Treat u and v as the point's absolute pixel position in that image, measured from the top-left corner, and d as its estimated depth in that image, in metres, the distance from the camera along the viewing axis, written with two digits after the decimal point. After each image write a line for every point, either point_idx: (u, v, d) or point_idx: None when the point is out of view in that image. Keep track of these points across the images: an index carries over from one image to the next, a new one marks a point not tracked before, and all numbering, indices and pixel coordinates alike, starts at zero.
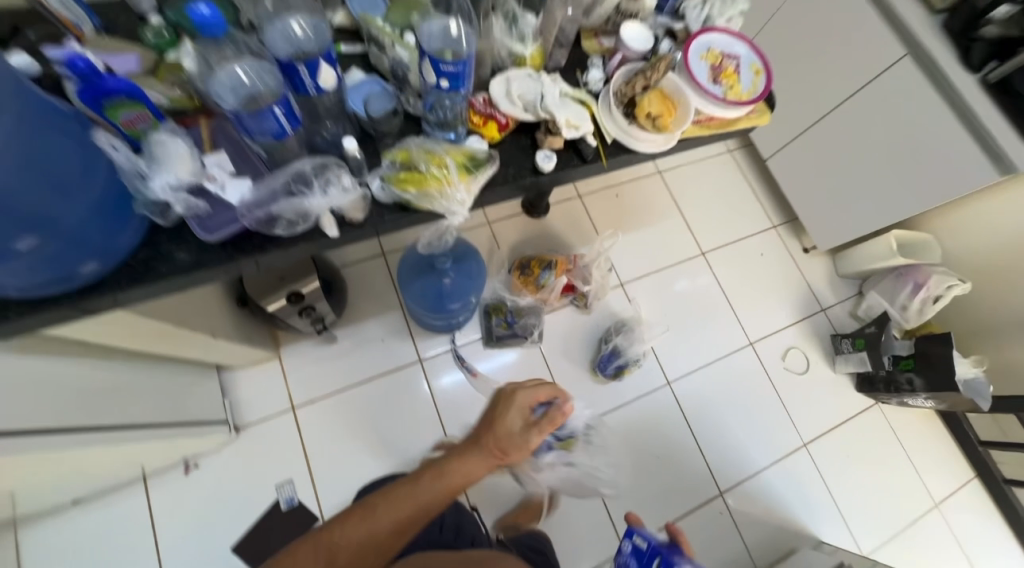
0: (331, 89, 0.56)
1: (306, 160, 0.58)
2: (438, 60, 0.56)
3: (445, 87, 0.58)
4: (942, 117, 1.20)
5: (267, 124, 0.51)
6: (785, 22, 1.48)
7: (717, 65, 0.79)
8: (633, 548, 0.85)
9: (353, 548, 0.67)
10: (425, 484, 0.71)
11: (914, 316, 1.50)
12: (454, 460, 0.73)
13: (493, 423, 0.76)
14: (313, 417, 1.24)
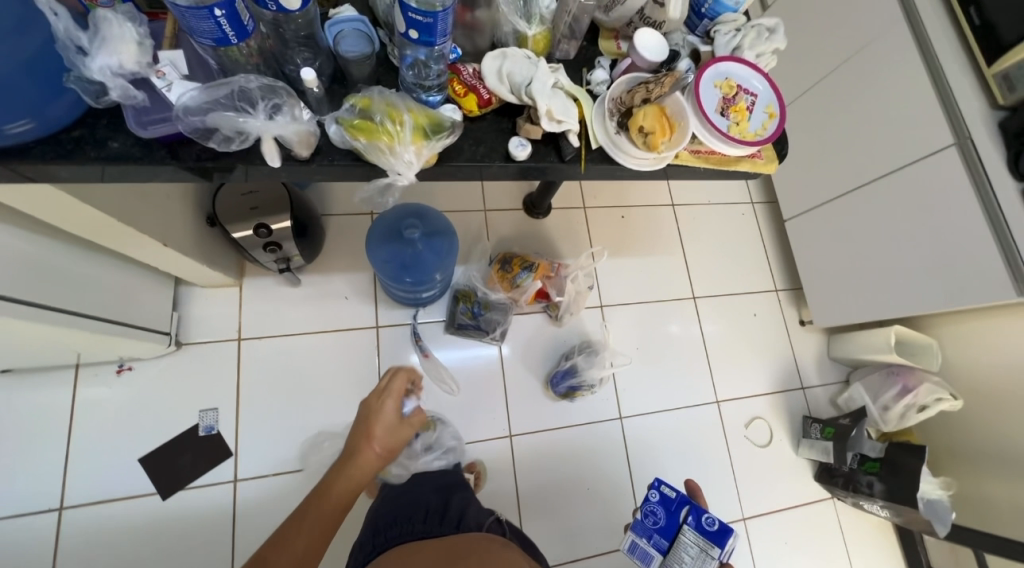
0: (294, 11, 0.52)
1: (254, 78, 0.56)
2: (410, 7, 0.53)
3: (414, 38, 0.56)
4: (973, 220, 1.13)
5: (205, 25, 0.48)
6: (839, 84, 1.41)
7: (730, 97, 0.74)
8: (660, 497, 0.91)
9: None
10: (310, 520, 0.74)
11: (893, 421, 1.41)
12: (334, 481, 0.80)
13: (363, 435, 0.86)
14: (256, 353, 1.23)
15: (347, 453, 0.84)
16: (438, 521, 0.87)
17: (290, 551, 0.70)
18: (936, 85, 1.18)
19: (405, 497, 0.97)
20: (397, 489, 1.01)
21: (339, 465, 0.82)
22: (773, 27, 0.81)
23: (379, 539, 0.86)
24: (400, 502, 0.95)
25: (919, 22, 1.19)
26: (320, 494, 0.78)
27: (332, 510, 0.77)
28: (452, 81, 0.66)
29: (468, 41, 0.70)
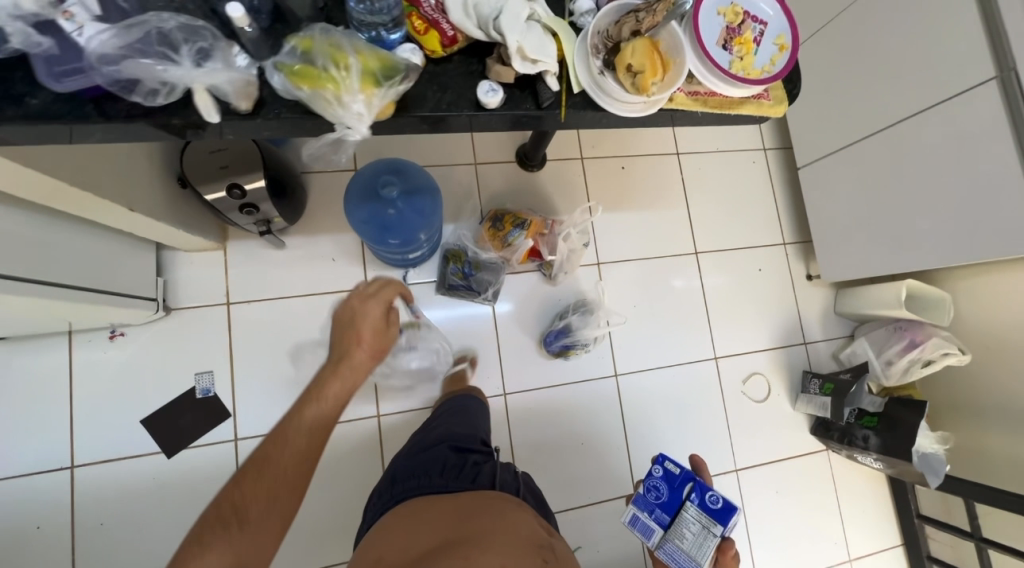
0: None
1: (172, 17, 0.49)
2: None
3: None
4: (1007, 164, 1.02)
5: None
6: (868, 8, 1.24)
7: (734, 27, 0.64)
8: (664, 472, 0.94)
9: (262, 495, 0.67)
10: (304, 422, 0.73)
11: (895, 376, 1.38)
12: (326, 386, 0.76)
13: (348, 337, 0.79)
14: (246, 317, 1.22)
15: (333, 355, 0.79)
16: (454, 478, 0.87)
17: (290, 450, 0.71)
18: (982, 6, 1.02)
19: (428, 448, 0.96)
20: (425, 438, 1.00)
21: (328, 370, 0.77)
22: None
23: (399, 488, 0.89)
24: (422, 451, 0.96)
25: None
26: (311, 396, 0.75)
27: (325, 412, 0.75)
28: (410, 16, 0.58)
29: None
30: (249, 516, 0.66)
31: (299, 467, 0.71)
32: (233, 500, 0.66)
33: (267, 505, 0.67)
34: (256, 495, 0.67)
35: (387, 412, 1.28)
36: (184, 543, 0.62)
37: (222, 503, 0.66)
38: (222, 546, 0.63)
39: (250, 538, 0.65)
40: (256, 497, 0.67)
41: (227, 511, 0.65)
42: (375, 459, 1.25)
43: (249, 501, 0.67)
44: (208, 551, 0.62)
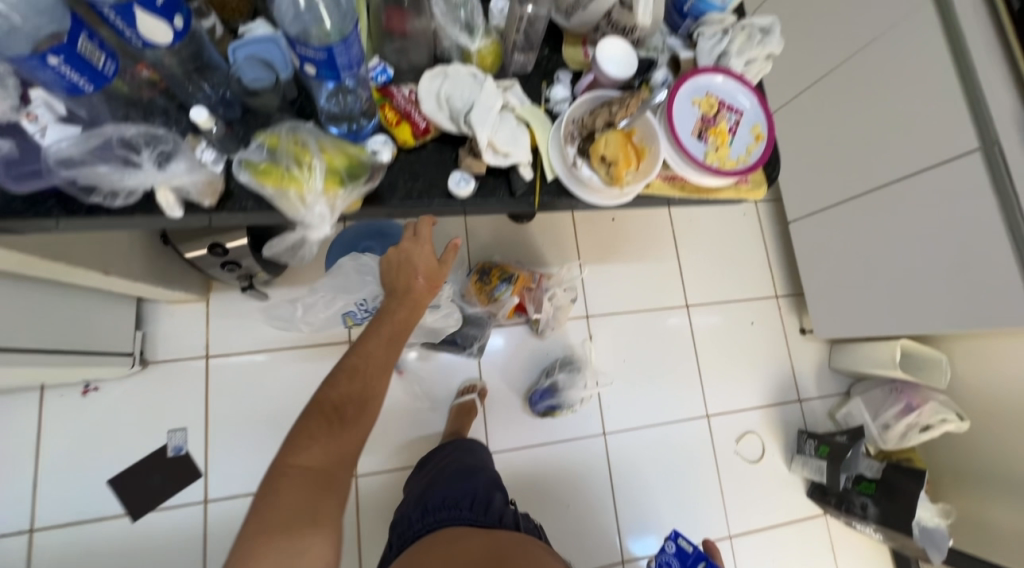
0: (166, 47, 0.42)
1: (132, 126, 0.48)
2: (297, 41, 0.43)
3: (313, 74, 0.45)
4: (994, 237, 1.00)
5: (45, 74, 0.40)
6: (851, 74, 1.24)
7: (710, 117, 0.64)
8: (676, 548, 0.97)
9: (349, 404, 0.61)
10: (382, 333, 0.66)
11: (893, 441, 1.34)
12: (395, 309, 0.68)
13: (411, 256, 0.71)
14: (224, 371, 1.19)
15: (397, 273, 0.70)
16: (482, 513, 0.85)
17: (369, 362, 0.64)
18: (962, 80, 1.02)
19: (456, 479, 0.94)
20: (445, 470, 0.99)
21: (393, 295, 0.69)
22: (768, 28, 0.69)
23: (429, 518, 0.85)
24: (451, 478, 0.95)
25: (948, 5, 1.04)
26: (386, 312, 0.68)
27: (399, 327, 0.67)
28: (382, 107, 0.58)
29: (403, 57, 0.59)
30: (348, 419, 0.61)
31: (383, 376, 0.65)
32: (331, 400, 0.61)
33: (363, 409, 0.62)
34: (352, 399, 0.62)
35: (366, 471, 1.23)
36: (288, 441, 0.59)
37: (321, 403, 0.61)
38: (318, 448, 0.58)
39: (342, 446, 0.59)
40: (350, 403, 0.61)
41: (327, 410, 0.61)
42: (352, 522, 1.20)
43: (338, 409, 0.61)
44: (314, 450, 0.58)
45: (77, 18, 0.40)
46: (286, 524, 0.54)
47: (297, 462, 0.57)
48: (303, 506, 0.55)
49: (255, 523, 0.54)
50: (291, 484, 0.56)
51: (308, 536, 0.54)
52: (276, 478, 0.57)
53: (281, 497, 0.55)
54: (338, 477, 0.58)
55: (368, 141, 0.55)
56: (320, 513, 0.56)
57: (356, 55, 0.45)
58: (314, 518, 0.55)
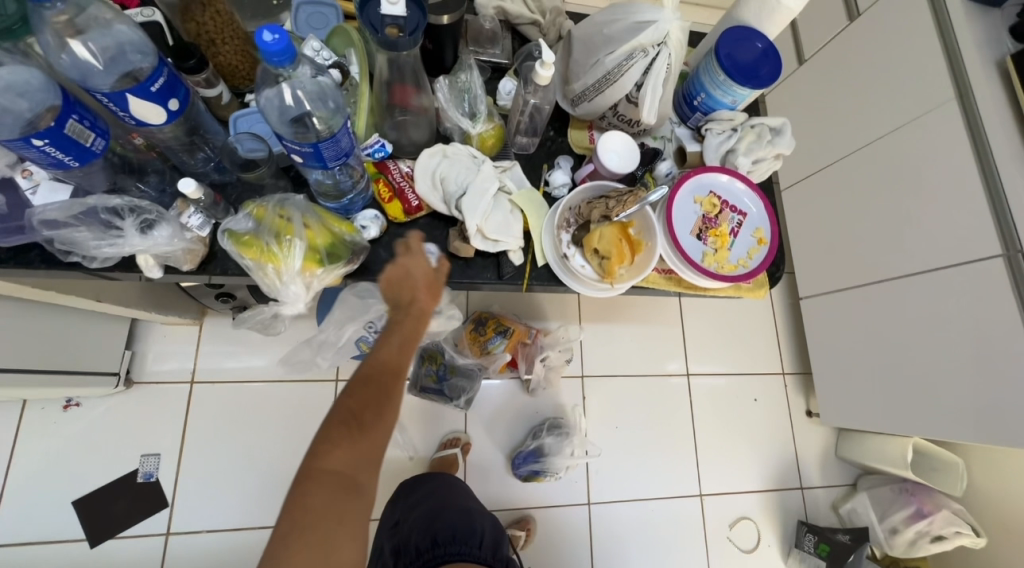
0: (158, 124, 0.48)
1: (116, 196, 0.49)
2: (287, 138, 0.44)
3: (301, 163, 0.46)
4: (1016, 349, 0.94)
5: (30, 152, 0.45)
6: (872, 159, 1.22)
7: (711, 218, 0.62)
8: None
9: (374, 411, 0.50)
10: (397, 331, 0.53)
11: (901, 548, 1.26)
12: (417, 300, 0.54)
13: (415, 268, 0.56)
14: (206, 399, 1.17)
15: (398, 288, 0.55)
16: (491, 552, 0.90)
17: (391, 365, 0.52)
18: (985, 182, 0.99)
19: (463, 505, 0.99)
20: (448, 498, 1.00)
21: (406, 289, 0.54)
22: (779, 128, 0.69)
23: (439, 550, 0.88)
24: (455, 502, 0.99)
25: (973, 106, 1.02)
26: (394, 317, 0.54)
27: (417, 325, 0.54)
28: (377, 181, 0.59)
29: (402, 133, 0.59)
30: (372, 424, 0.50)
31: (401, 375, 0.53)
32: (347, 408, 0.50)
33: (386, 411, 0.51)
34: (372, 402, 0.50)
35: None
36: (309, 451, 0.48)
37: (334, 408, 0.50)
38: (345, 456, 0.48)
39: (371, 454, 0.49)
40: (373, 405, 0.50)
41: (346, 417, 0.49)
42: None
43: (363, 414, 0.50)
44: (336, 460, 0.48)
45: (69, 101, 0.45)
46: (312, 545, 0.45)
47: (318, 475, 0.47)
48: (332, 524, 0.47)
49: (279, 544, 0.45)
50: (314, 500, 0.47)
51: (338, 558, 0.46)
52: (297, 492, 0.47)
53: (304, 513, 0.46)
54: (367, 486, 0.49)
55: (359, 215, 0.57)
56: (350, 529, 0.47)
57: (344, 148, 0.46)
58: (343, 537, 0.47)
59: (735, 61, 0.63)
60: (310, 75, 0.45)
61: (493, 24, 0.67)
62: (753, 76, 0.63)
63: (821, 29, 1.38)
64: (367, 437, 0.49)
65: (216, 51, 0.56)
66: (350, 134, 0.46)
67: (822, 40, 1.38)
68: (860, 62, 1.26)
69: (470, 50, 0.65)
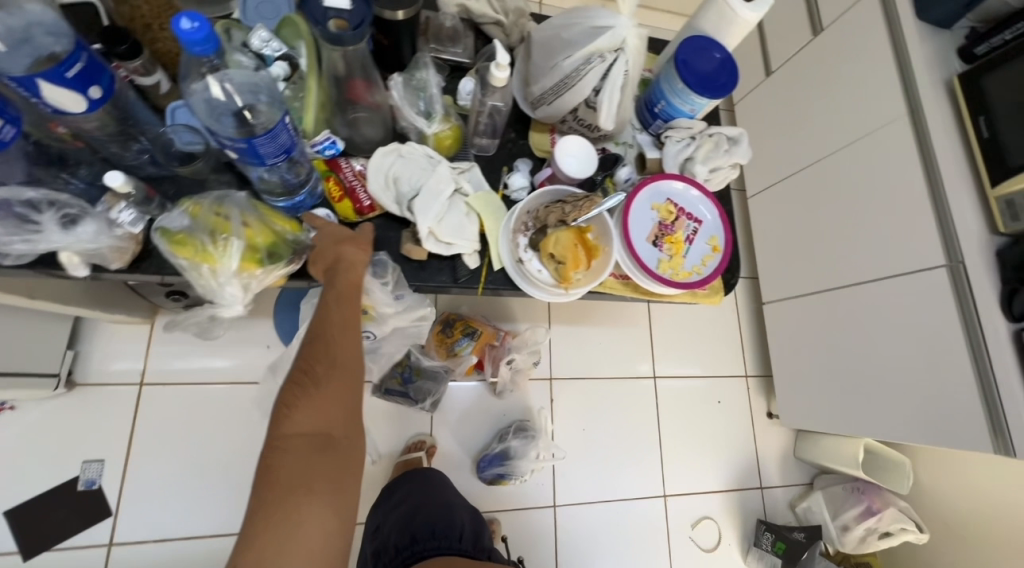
0: (76, 112, 0.47)
1: (33, 190, 0.50)
2: (220, 135, 0.45)
3: (237, 159, 0.47)
4: (955, 356, 0.99)
5: None
6: (831, 170, 1.26)
7: (668, 224, 0.63)
8: None
9: (321, 368, 0.54)
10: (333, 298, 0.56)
11: (852, 544, 1.31)
12: (337, 265, 0.55)
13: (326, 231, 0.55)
14: (157, 402, 1.12)
15: (321, 254, 0.55)
16: (471, 544, 0.89)
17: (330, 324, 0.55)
18: (932, 196, 1.04)
19: (443, 500, 0.98)
20: (427, 495, 0.99)
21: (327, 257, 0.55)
22: (736, 137, 0.70)
23: (417, 547, 0.86)
24: (432, 498, 0.98)
25: (923, 123, 1.06)
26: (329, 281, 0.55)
27: (354, 277, 0.55)
28: (326, 180, 0.57)
29: (354, 130, 0.58)
30: (319, 380, 0.53)
31: (350, 332, 0.56)
32: (298, 370, 0.54)
33: (334, 367, 0.54)
34: (323, 357, 0.54)
35: None
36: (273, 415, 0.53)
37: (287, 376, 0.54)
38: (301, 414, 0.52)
39: (324, 406, 0.53)
40: (324, 360, 0.54)
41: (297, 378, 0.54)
42: None
43: (310, 373, 0.54)
44: (295, 416, 0.52)
45: None
46: (282, 499, 0.49)
47: (283, 432, 0.52)
48: (299, 477, 0.51)
49: (257, 501, 0.50)
50: (281, 455, 0.51)
51: (306, 508, 0.49)
52: (267, 452, 0.52)
53: (273, 473, 0.51)
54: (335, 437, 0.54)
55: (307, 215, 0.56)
56: (319, 477, 0.51)
57: (282, 145, 0.47)
58: (311, 487, 0.50)
59: (693, 70, 0.63)
60: (246, 73, 0.47)
61: (455, 22, 0.66)
62: (711, 86, 0.64)
63: (786, 43, 1.43)
64: (319, 389, 0.53)
65: (154, 38, 0.56)
66: (288, 132, 0.47)
67: (788, 52, 1.42)
68: (823, 76, 1.30)
69: (430, 48, 0.64)
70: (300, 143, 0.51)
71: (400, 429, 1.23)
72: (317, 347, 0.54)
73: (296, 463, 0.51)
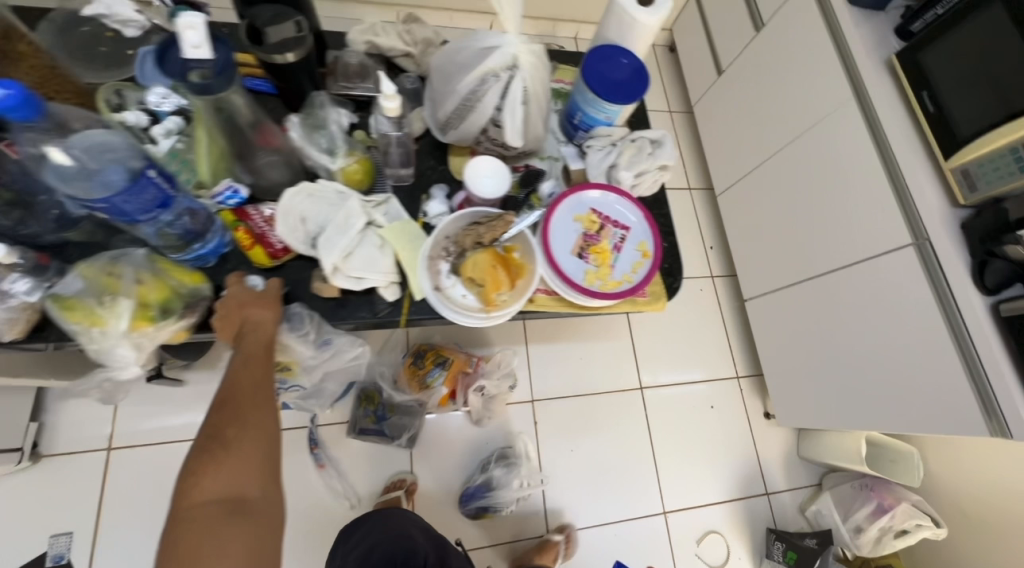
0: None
1: None
2: (84, 200, 0.51)
3: (113, 218, 0.53)
4: (934, 336, 0.94)
5: None
6: (790, 161, 1.25)
7: (592, 234, 0.61)
8: None
9: (236, 424, 0.55)
10: (245, 357, 0.60)
11: (868, 547, 1.23)
12: (246, 323, 0.61)
13: (235, 293, 0.62)
14: (126, 466, 1.09)
15: (230, 316, 0.61)
16: None
17: (242, 381, 0.58)
18: (890, 175, 1.02)
19: (409, 536, 0.95)
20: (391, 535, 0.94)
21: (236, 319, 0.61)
22: (659, 139, 0.69)
23: None
24: (386, 532, 0.95)
25: (869, 103, 1.05)
26: (241, 342, 0.60)
27: (264, 334, 0.61)
28: (235, 229, 0.62)
29: (260, 175, 0.60)
30: (231, 438, 0.54)
31: (264, 389, 0.59)
32: (206, 434, 0.54)
33: (247, 422, 0.56)
34: (232, 418, 0.55)
35: None
36: (176, 488, 0.51)
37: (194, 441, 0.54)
38: (212, 477, 0.52)
39: (239, 465, 0.53)
40: (235, 420, 0.55)
41: (207, 441, 0.54)
42: None
43: (226, 431, 0.55)
44: (203, 481, 0.51)
45: None
46: None
47: (190, 502, 0.50)
48: (212, 544, 0.48)
49: None
50: (189, 526, 0.49)
51: None
52: (172, 527, 0.49)
53: (179, 547, 0.48)
54: (252, 500, 0.52)
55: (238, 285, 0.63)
56: (233, 541, 0.49)
57: (150, 198, 0.52)
58: (226, 551, 0.48)
59: (602, 78, 0.63)
60: (92, 135, 0.52)
61: (362, 58, 0.67)
62: (620, 92, 0.63)
63: (732, 42, 1.44)
64: (232, 446, 0.53)
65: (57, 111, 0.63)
66: (154, 185, 0.52)
67: (734, 52, 1.43)
68: (770, 69, 1.30)
69: (340, 86, 0.65)
70: (179, 196, 0.56)
71: (380, 468, 1.19)
72: (228, 407, 0.56)
73: (208, 530, 0.49)
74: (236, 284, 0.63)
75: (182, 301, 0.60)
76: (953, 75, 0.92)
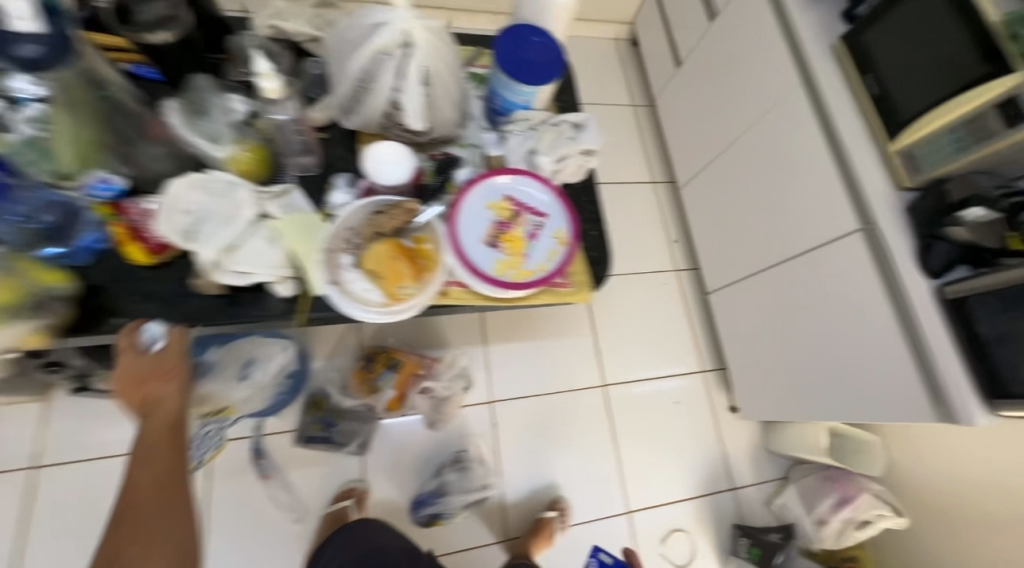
0: None
1: None
2: None
3: None
4: (882, 323, 0.93)
5: None
6: (744, 150, 1.23)
7: (506, 222, 0.59)
8: None
9: (136, 528, 0.57)
10: (146, 449, 0.62)
11: (830, 539, 1.21)
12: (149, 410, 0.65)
13: (131, 365, 0.64)
14: (51, 484, 1.03)
15: (133, 396, 0.65)
16: None
17: (141, 481, 0.60)
18: (837, 160, 1.00)
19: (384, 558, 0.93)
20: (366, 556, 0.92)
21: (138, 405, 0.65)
22: (581, 123, 0.67)
23: None
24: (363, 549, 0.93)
25: (817, 88, 1.04)
26: (142, 430, 0.63)
27: (165, 416, 0.65)
28: (114, 223, 0.65)
29: (136, 165, 0.66)
30: (132, 546, 0.56)
31: (164, 493, 0.60)
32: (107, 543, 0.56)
33: (148, 524, 0.57)
34: (132, 523, 0.57)
35: None
36: None
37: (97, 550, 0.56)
38: None
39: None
40: (130, 533, 0.56)
41: (106, 553, 0.56)
42: None
43: (125, 538, 0.56)
44: None
45: None
46: None
47: None
48: None
49: None
50: None
51: None
52: None
53: None
54: None
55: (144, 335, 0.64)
56: None
57: None
58: None
59: (517, 58, 0.61)
60: None
61: (261, 43, 0.63)
62: (535, 73, 0.61)
63: (689, 32, 1.43)
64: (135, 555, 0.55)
65: None
66: None
67: (691, 42, 1.42)
68: (724, 58, 1.29)
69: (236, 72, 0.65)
70: (16, 187, 0.61)
71: (328, 476, 1.14)
72: (129, 510, 0.58)
73: None
74: (129, 349, 0.64)
75: (31, 300, 0.60)
76: (895, 57, 0.91)
